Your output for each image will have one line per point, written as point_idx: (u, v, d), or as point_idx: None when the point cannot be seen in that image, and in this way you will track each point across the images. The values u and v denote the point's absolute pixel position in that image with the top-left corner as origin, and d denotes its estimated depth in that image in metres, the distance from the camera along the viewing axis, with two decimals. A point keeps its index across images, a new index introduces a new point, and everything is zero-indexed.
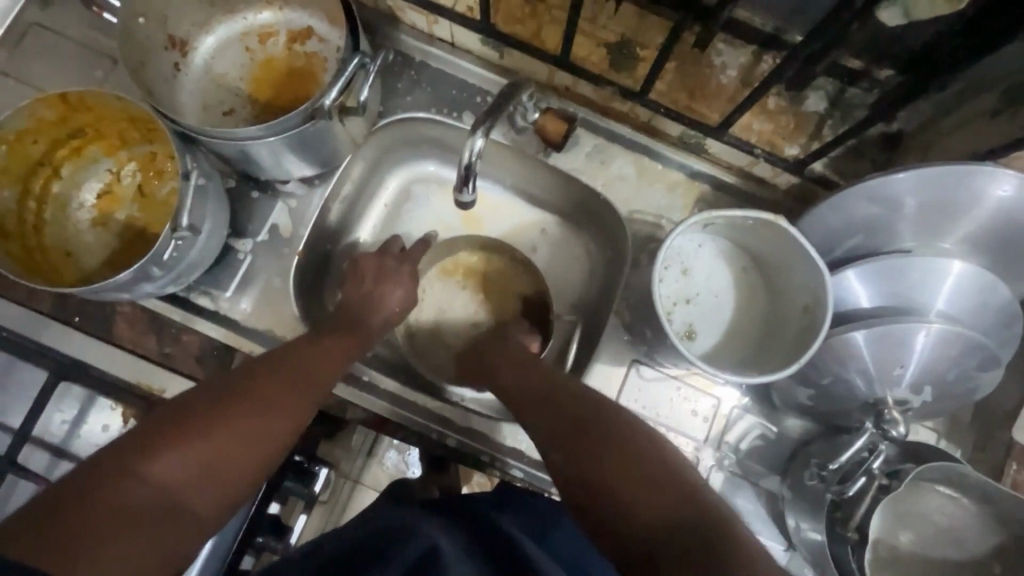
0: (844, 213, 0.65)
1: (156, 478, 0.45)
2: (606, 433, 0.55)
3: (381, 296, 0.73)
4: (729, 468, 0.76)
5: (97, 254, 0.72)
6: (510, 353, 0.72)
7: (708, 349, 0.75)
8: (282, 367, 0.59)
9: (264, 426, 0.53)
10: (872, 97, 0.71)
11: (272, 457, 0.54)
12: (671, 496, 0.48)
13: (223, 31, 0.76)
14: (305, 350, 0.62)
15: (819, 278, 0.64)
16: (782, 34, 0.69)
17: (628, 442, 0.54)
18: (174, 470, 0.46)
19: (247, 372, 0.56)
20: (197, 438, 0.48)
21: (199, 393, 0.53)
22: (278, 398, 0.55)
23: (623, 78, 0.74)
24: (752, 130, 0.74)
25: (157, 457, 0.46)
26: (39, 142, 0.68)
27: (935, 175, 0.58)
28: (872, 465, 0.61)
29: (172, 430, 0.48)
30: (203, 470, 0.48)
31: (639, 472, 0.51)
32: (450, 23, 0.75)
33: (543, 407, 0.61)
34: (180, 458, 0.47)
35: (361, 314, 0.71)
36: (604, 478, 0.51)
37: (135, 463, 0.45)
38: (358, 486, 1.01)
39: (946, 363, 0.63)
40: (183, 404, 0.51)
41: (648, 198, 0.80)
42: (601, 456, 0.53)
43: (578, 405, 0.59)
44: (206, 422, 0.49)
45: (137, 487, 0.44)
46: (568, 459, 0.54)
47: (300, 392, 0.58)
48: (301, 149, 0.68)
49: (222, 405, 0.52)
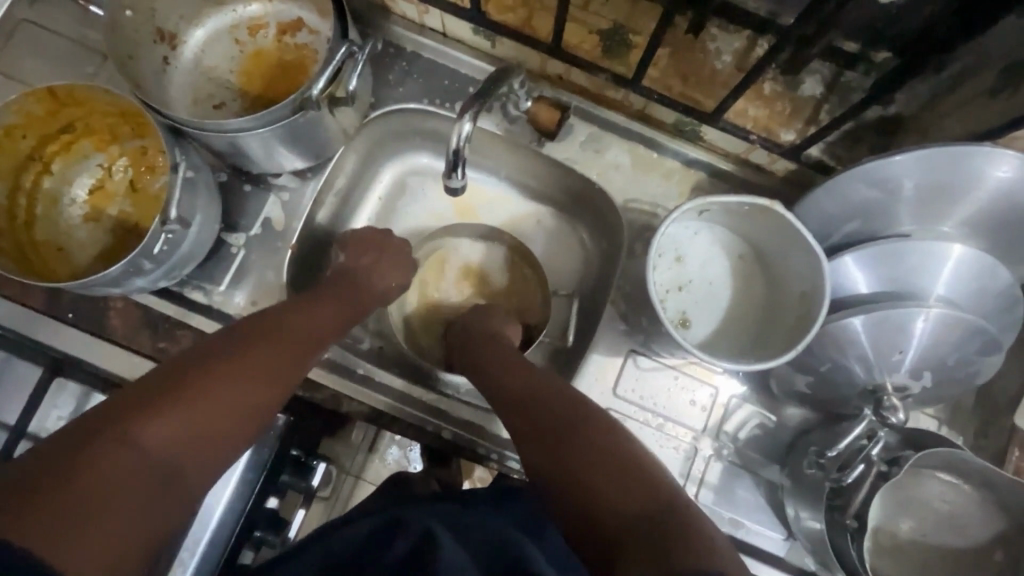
0: (841, 197, 0.64)
1: (146, 443, 0.44)
2: (578, 425, 0.55)
3: (378, 281, 0.73)
4: (728, 458, 0.75)
5: (89, 250, 0.71)
6: (490, 341, 0.72)
7: (705, 337, 0.74)
8: (275, 332, 0.58)
9: (257, 391, 0.53)
10: (870, 80, 0.69)
11: (261, 423, 0.53)
12: (637, 489, 0.49)
13: (213, 24, 0.75)
14: (294, 317, 0.61)
15: (816, 264, 0.63)
16: (775, 18, 0.67)
17: (601, 432, 0.55)
18: (165, 435, 0.45)
19: (237, 337, 0.55)
20: (186, 404, 0.47)
21: (188, 358, 0.52)
22: (271, 364, 0.55)
23: (617, 66, 0.74)
24: (747, 115, 0.73)
25: (146, 422, 0.45)
26: (27, 137, 0.67)
27: (932, 156, 0.57)
28: (872, 452, 0.60)
29: (161, 395, 0.47)
30: (193, 436, 0.47)
31: (609, 465, 0.51)
32: (441, 12, 0.74)
33: (516, 398, 0.61)
34: (170, 423, 0.46)
35: (360, 287, 0.71)
36: (574, 472, 0.52)
37: (124, 428, 0.44)
38: (360, 481, 1.01)
39: (946, 349, 0.62)
40: (173, 369, 0.50)
41: (644, 186, 0.79)
42: (569, 450, 0.53)
43: (552, 394, 0.59)
44: (195, 388, 0.49)
45: (126, 452, 0.43)
46: (540, 453, 0.55)
47: (292, 358, 0.58)
48: (291, 141, 0.68)
49: (211, 371, 0.51)
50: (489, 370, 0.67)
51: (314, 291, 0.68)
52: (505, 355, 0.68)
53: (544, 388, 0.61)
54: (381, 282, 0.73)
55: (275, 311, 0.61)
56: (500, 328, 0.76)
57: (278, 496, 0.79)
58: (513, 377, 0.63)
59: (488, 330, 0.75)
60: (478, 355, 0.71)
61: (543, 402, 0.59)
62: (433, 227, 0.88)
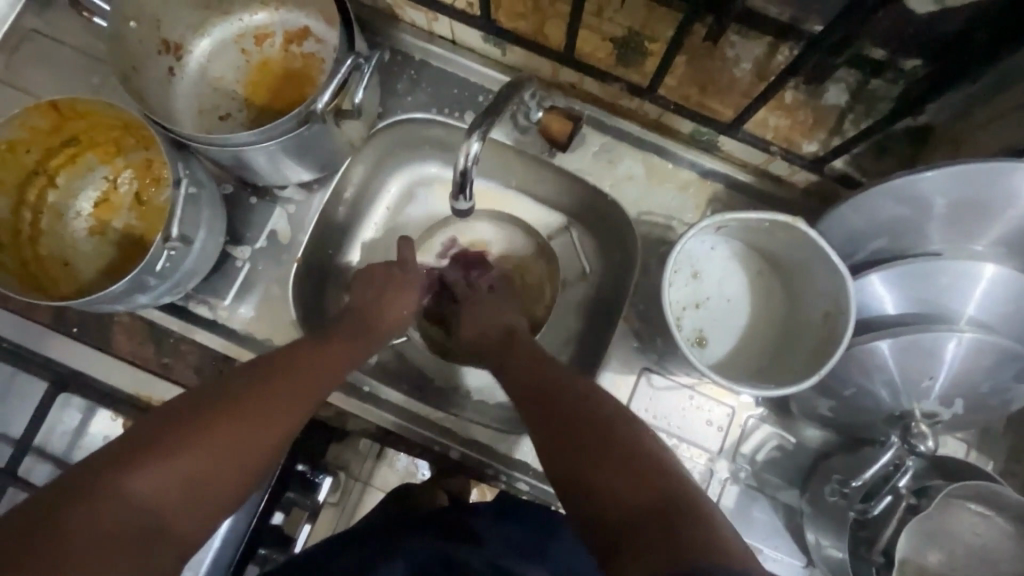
0: (868, 213, 0.60)
1: (136, 494, 0.43)
2: (606, 427, 0.51)
3: (389, 309, 0.70)
4: (745, 481, 0.73)
5: (94, 263, 0.71)
6: (503, 343, 0.68)
7: (721, 357, 0.72)
8: (283, 369, 0.56)
9: (263, 436, 0.51)
10: (897, 88, 0.66)
11: (264, 467, 0.51)
12: (651, 485, 0.45)
13: (218, 33, 0.74)
14: (306, 353, 0.59)
15: (840, 283, 0.60)
16: (799, 23, 0.64)
17: (629, 437, 0.50)
18: (157, 485, 0.44)
19: (246, 375, 0.54)
20: (179, 450, 0.46)
21: (193, 398, 0.50)
22: (278, 403, 0.53)
23: (632, 75, 0.72)
24: (768, 126, 0.71)
25: (135, 473, 0.43)
26: (32, 151, 0.67)
27: (968, 172, 0.54)
28: (900, 483, 0.57)
29: (154, 441, 0.46)
30: (187, 485, 0.45)
31: (628, 465, 0.47)
32: (450, 20, 0.73)
33: (540, 393, 0.58)
34: (162, 469, 0.44)
35: (372, 316, 0.69)
36: (586, 472, 0.48)
37: (113, 479, 0.42)
38: (368, 486, 0.98)
39: (979, 374, 0.59)
40: (177, 410, 0.48)
41: (658, 198, 0.76)
42: (591, 451, 0.49)
43: (572, 394, 0.56)
44: (196, 431, 0.47)
45: (116, 505, 0.42)
46: (554, 453, 0.51)
47: (299, 397, 0.55)
48: (297, 154, 0.66)
49: (208, 413, 0.49)
50: (515, 372, 0.62)
51: (334, 326, 0.66)
52: (529, 362, 0.63)
53: (567, 392, 0.56)
54: (393, 312, 0.71)
55: (290, 347, 0.60)
56: (514, 322, 0.72)
57: (283, 511, 0.78)
58: (529, 379, 0.60)
59: (496, 326, 0.71)
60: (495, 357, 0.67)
61: (563, 409, 0.54)
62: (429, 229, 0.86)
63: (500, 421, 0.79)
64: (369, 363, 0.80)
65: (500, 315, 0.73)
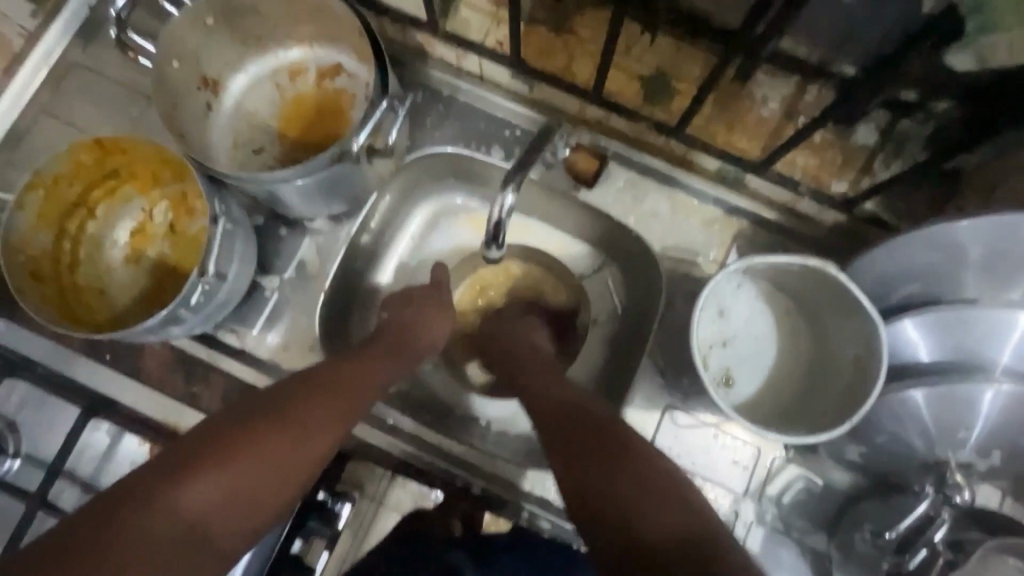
0: (900, 259, 0.60)
1: (185, 505, 0.45)
2: (626, 445, 0.51)
3: (425, 329, 0.71)
4: (771, 524, 0.71)
5: (128, 292, 0.72)
6: (528, 356, 0.69)
7: (747, 398, 0.71)
8: (319, 389, 0.57)
9: (297, 455, 0.52)
10: (928, 130, 0.66)
11: (298, 485, 0.52)
12: (671, 516, 0.44)
13: (254, 69, 0.76)
14: (339, 371, 0.60)
15: (872, 329, 0.59)
16: (828, 66, 0.66)
17: (647, 462, 0.49)
18: (202, 496, 0.45)
19: (283, 392, 0.55)
20: (218, 466, 0.47)
21: (231, 415, 0.51)
22: (311, 422, 0.54)
23: (658, 112, 0.72)
24: (796, 165, 0.71)
25: (184, 484, 0.45)
26: (74, 184, 0.69)
27: (1006, 225, 0.53)
28: (935, 537, 0.57)
29: (200, 456, 0.47)
30: (224, 503, 0.47)
31: (645, 493, 0.46)
32: (480, 58, 0.75)
33: (554, 409, 0.57)
34: (208, 482, 0.46)
35: (410, 338, 0.69)
36: (601, 494, 0.47)
37: (162, 490, 0.44)
38: (382, 509, 0.85)
39: (1019, 427, 0.57)
40: (217, 428, 0.50)
41: (683, 233, 0.76)
42: (605, 474, 0.48)
43: (594, 412, 0.55)
44: (233, 450, 0.48)
45: (159, 519, 0.43)
46: (561, 461, 0.52)
47: (334, 416, 0.56)
48: (328, 191, 0.68)
49: (252, 427, 0.50)
50: (540, 381, 0.63)
51: (368, 343, 0.67)
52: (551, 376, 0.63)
53: (591, 407, 0.56)
54: (425, 336, 0.71)
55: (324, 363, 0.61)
56: (540, 341, 0.74)
57: (303, 540, 0.78)
58: (549, 390, 0.60)
59: (527, 343, 0.72)
60: (517, 369, 0.68)
61: (583, 423, 0.54)
62: (453, 262, 0.85)
63: (519, 455, 0.79)
64: (390, 394, 0.81)
65: (531, 334, 0.75)
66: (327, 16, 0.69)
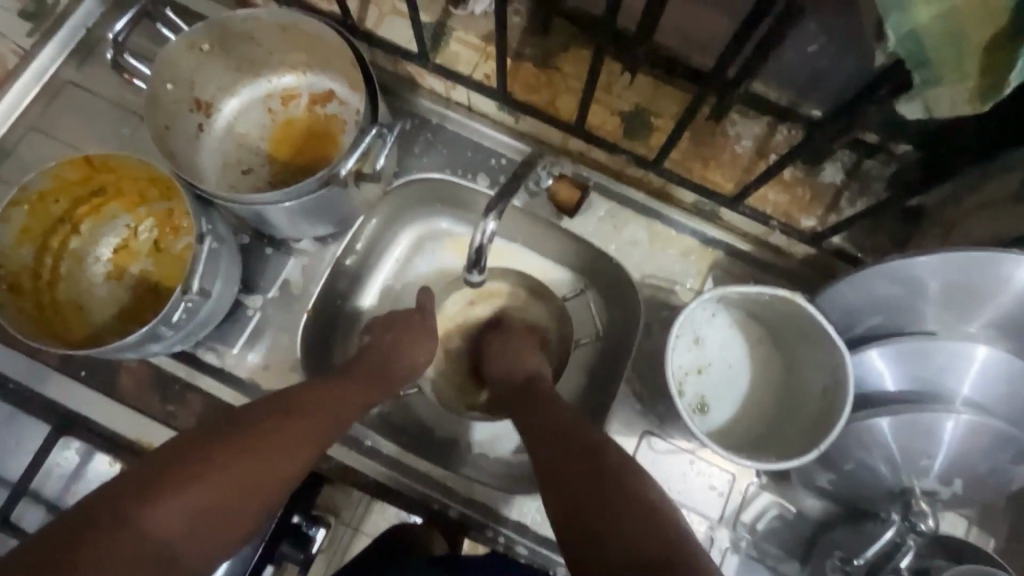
0: (864, 291, 0.63)
1: (152, 531, 0.44)
2: (607, 472, 0.53)
3: (403, 354, 0.70)
4: (745, 551, 0.72)
5: (107, 309, 0.72)
6: (524, 389, 0.68)
7: (720, 424, 0.72)
8: (296, 409, 0.56)
9: (271, 477, 0.51)
10: (890, 169, 0.72)
11: (271, 506, 0.52)
12: (649, 539, 0.47)
13: (247, 94, 0.78)
14: (319, 393, 0.60)
15: (840, 359, 0.61)
16: (796, 107, 0.71)
17: (636, 497, 0.51)
18: (169, 524, 0.45)
19: (260, 411, 0.55)
20: (190, 486, 0.47)
21: (205, 433, 0.51)
22: (287, 443, 0.54)
23: (638, 147, 0.75)
24: (768, 201, 0.74)
25: (152, 507, 0.45)
26: (60, 202, 0.69)
27: (959, 260, 0.56)
28: (901, 563, 0.58)
29: (172, 475, 0.47)
30: (195, 525, 0.47)
31: (625, 519, 0.49)
32: (468, 90, 0.78)
33: (546, 436, 0.59)
34: (179, 506, 0.46)
35: (388, 362, 0.69)
36: (590, 525, 0.50)
37: (129, 514, 0.44)
38: (358, 534, 0.91)
39: (977, 455, 0.60)
40: (191, 445, 0.50)
41: (662, 264, 0.78)
42: (593, 503, 0.51)
43: (583, 442, 0.57)
44: (207, 470, 0.48)
45: (129, 539, 0.43)
46: (552, 488, 0.55)
47: (310, 439, 0.56)
48: (315, 213, 0.69)
49: (218, 450, 0.50)
50: (532, 407, 0.64)
51: (351, 366, 0.67)
52: (533, 408, 0.64)
53: (578, 436, 0.58)
54: (408, 360, 0.70)
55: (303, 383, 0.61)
56: (540, 368, 0.72)
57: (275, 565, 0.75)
58: (539, 418, 0.62)
59: (521, 372, 0.71)
60: (514, 400, 0.68)
61: (568, 450, 0.57)
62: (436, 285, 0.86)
63: (498, 481, 0.79)
64: (370, 416, 0.81)
65: (529, 359, 0.72)
66: (322, 47, 0.72)
